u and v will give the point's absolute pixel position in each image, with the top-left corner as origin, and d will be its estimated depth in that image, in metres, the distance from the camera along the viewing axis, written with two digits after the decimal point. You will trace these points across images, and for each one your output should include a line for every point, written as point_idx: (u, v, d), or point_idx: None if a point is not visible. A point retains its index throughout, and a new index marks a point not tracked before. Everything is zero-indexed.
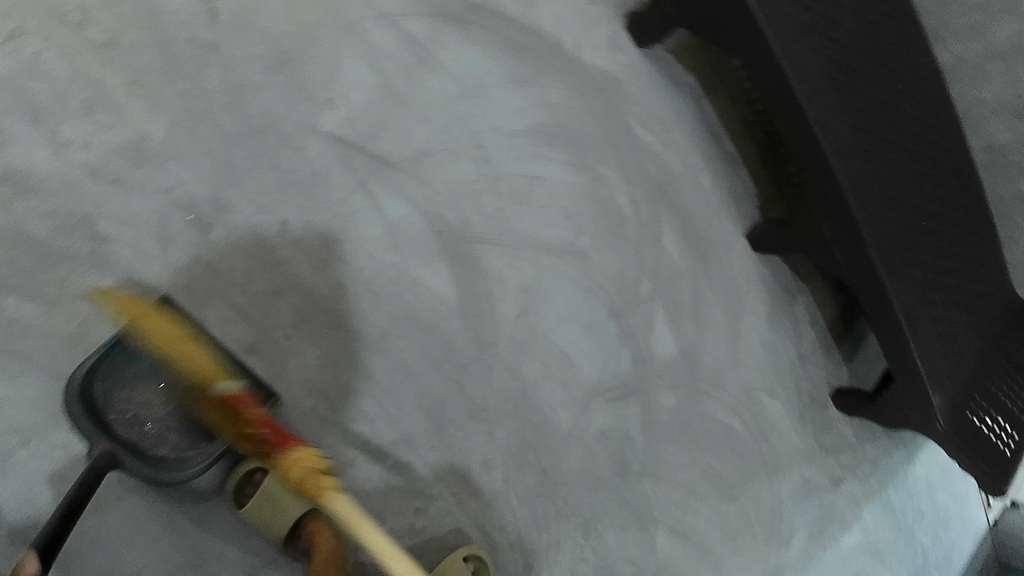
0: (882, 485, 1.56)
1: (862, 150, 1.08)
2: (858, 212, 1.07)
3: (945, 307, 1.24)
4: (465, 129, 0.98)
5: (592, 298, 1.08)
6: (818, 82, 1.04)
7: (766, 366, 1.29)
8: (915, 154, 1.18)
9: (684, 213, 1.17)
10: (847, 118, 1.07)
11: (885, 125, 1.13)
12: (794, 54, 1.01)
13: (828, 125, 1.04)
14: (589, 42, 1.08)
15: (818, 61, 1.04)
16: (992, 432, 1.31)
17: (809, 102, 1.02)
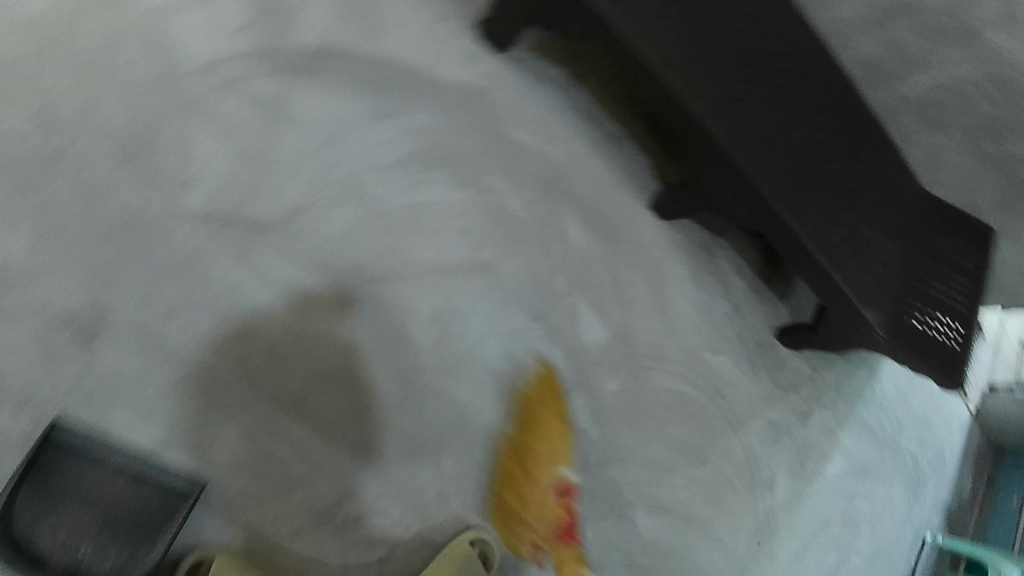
0: (849, 406, 1.61)
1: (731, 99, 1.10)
2: (744, 162, 1.09)
3: (856, 226, 1.27)
4: (338, 174, 0.97)
5: (509, 305, 1.09)
6: (671, 47, 1.05)
7: (701, 325, 1.33)
8: (786, 88, 1.20)
9: (582, 202, 1.18)
10: (709, 74, 1.09)
11: (748, 69, 1.15)
12: (637, 24, 1.01)
13: (691, 88, 1.05)
14: (445, 59, 1.07)
15: (666, 27, 1.05)
16: (935, 330, 1.34)
17: (667, 71, 1.03)
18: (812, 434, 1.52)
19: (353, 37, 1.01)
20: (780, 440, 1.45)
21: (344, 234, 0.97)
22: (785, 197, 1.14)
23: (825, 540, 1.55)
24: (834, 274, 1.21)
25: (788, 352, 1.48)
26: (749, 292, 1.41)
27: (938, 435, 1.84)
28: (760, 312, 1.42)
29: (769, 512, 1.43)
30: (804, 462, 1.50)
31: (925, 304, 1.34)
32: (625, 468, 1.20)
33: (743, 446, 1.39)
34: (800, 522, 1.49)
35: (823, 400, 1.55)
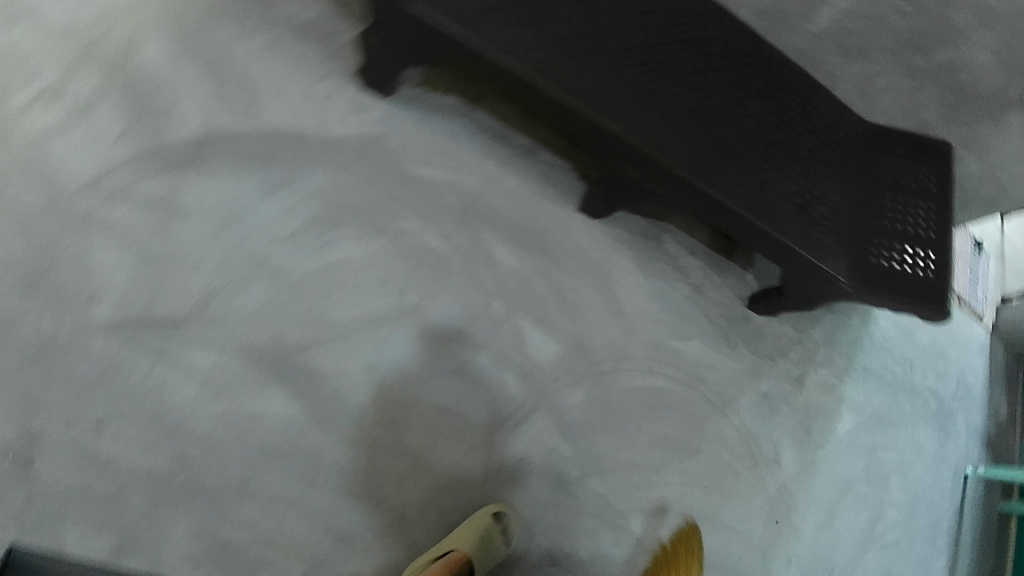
0: (847, 358, 1.55)
1: (624, 88, 1.07)
2: (650, 148, 1.07)
3: (792, 180, 1.23)
4: (240, 255, 0.99)
5: (447, 340, 1.08)
6: (548, 51, 1.02)
7: (661, 314, 1.29)
8: (682, 59, 1.17)
9: (504, 221, 1.16)
10: (595, 68, 1.06)
11: (636, 51, 1.12)
12: (504, 38, 0.99)
13: (578, 88, 1.03)
14: (331, 116, 1.08)
15: (538, 32, 1.02)
16: (904, 264, 1.29)
17: (547, 78, 1.01)
18: (812, 396, 1.46)
19: (233, 118, 1.02)
20: (777, 410, 1.40)
21: (259, 312, 0.98)
22: (704, 172, 1.11)
23: (854, 501, 1.47)
24: (778, 234, 1.17)
25: (763, 320, 1.43)
26: (705, 269, 1.37)
27: (954, 363, 1.77)
28: (723, 286, 1.39)
29: (783, 486, 1.37)
30: (809, 427, 1.44)
31: (886, 239, 1.30)
32: (608, 478, 1.16)
33: (736, 426, 1.33)
34: (820, 489, 1.42)
35: (816, 359, 1.49)
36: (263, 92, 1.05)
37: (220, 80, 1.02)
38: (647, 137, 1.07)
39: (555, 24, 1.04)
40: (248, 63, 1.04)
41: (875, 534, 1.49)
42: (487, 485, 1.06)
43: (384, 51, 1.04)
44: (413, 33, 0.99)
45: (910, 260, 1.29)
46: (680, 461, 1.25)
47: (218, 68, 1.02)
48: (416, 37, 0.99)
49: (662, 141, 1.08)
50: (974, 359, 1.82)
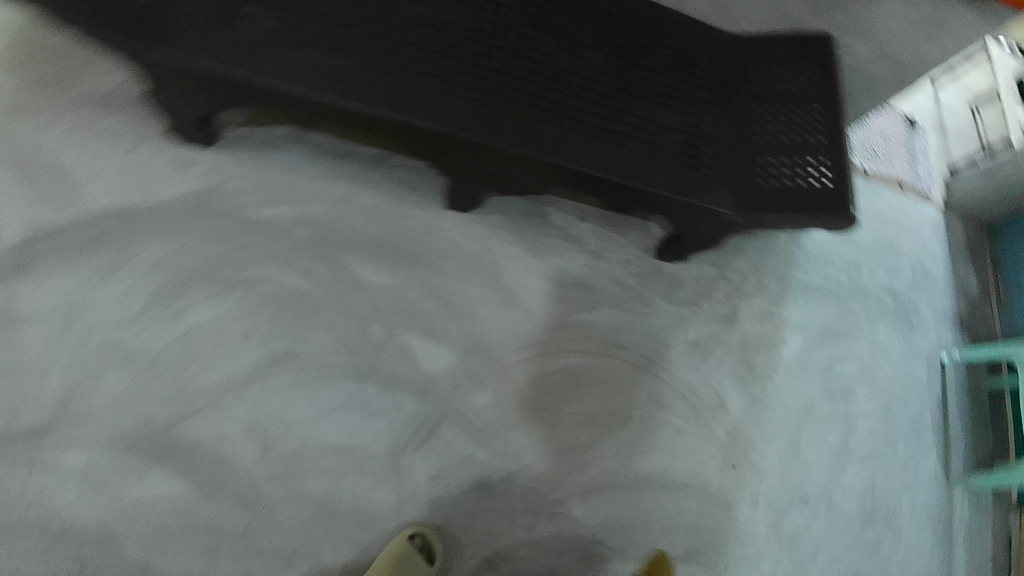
0: (781, 281, 1.48)
1: (432, 77, 0.97)
2: (487, 137, 0.98)
3: (659, 123, 1.14)
4: (89, 345, 0.98)
5: (328, 376, 1.05)
6: (340, 64, 0.92)
7: (560, 290, 1.24)
8: (504, 25, 1.06)
9: (365, 240, 1.12)
10: (402, 67, 0.96)
11: (446, 32, 1.01)
12: (280, 64, 0.89)
13: (387, 95, 0.94)
14: (156, 181, 1.05)
15: (318, 44, 0.92)
16: (800, 178, 1.19)
17: (348, 94, 0.91)
18: (747, 330, 1.41)
19: (56, 211, 1.00)
20: (710, 354, 1.34)
21: (122, 397, 0.98)
22: (554, 144, 1.02)
23: (818, 423, 1.42)
24: (654, 188, 1.09)
25: (677, 266, 1.37)
26: (600, 232, 1.32)
27: (904, 254, 1.69)
28: (624, 244, 1.33)
29: (734, 428, 1.31)
30: (750, 362, 1.38)
31: (778, 157, 1.21)
32: (533, 471, 1.13)
33: (669, 383, 1.28)
34: (777, 420, 1.37)
35: (744, 291, 1.43)
36: (77, 177, 1.02)
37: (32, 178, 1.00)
38: (471, 124, 0.97)
39: (337, 29, 0.94)
40: (57, 153, 1.02)
41: (849, 451, 1.43)
42: (401, 511, 1.04)
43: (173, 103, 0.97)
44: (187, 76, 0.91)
45: (811, 172, 1.19)
46: (612, 433, 1.20)
47: (28, 167, 1.01)
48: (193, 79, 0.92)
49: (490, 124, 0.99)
50: (927, 242, 1.75)
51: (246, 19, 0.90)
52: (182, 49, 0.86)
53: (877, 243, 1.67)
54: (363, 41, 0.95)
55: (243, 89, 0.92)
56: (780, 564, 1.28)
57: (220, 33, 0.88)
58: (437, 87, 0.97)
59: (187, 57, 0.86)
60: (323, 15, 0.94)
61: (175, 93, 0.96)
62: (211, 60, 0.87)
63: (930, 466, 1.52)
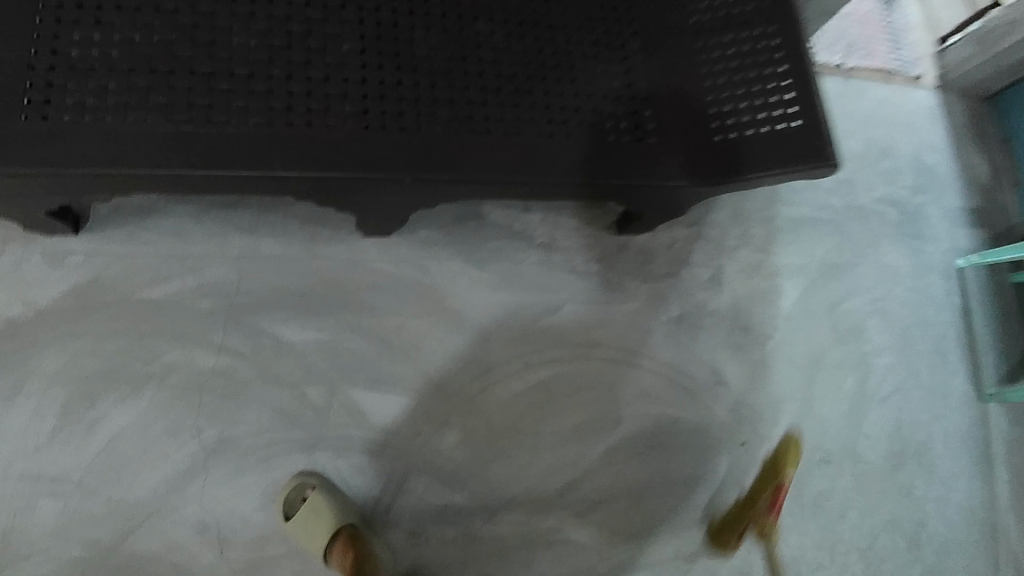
0: (766, 223, 1.33)
1: (293, 115, 0.83)
2: (366, 171, 0.84)
3: (573, 98, 0.98)
4: (6, 480, 0.89)
5: (272, 456, 0.96)
6: (172, 126, 0.79)
7: (513, 297, 1.12)
8: (361, 21, 0.90)
9: (284, 296, 1.01)
10: (245, 109, 0.82)
11: (300, 54, 0.86)
12: (108, 148, 0.77)
13: (240, 150, 0.80)
14: (32, 284, 0.94)
15: (150, 112, 0.79)
16: (764, 122, 1.00)
17: (188, 161, 0.78)
18: (736, 289, 1.26)
19: None
20: (697, 326, 1.21)
21: (60, 526, 0.89)
22: (451, 160, 0.88)
23: (832, 372, 1.30)
24: (581, 180, 0.94)
25: (645, 236, 1.22)
26: (549, 219, 1.18)
27: (902, 158, 1.51)
28: (577, 228, 1.19)
29: (736, 403, 1.20)
30: (744, 324, 1.25)
31: (730, 102, 1.02)
32: (520, 502, 1.04)
33: (654, 371, 1.16)
34: (785, 382, 1.25)
35: (727, 246, 1.28)
36: None
37: None
38: (348, 162, 0.83)
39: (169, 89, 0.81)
40: None
41: (868, 395, 1.31)
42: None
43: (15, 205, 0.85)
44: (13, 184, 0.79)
45: (774, 113, 1.00)
46: (603, 441, 1.11)
47: None
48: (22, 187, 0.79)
49: (372, 155, 0.85)
50: (926, 136, 1.55)
51: (44, 102, 0.77)
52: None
53: (871, 153, 1.49)
54: (202, 94, 0.81)
55: (69, 186, 0.80)
56: (805, 534, 1.21)
57: (18, 127, 0.76)
58: (300, 129, 0.83)
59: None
60: (150, 76, 0.81)
61: (5, 200, 0.83)
62: (17, 166, 0.75)
63: (962, 390, 1.39)
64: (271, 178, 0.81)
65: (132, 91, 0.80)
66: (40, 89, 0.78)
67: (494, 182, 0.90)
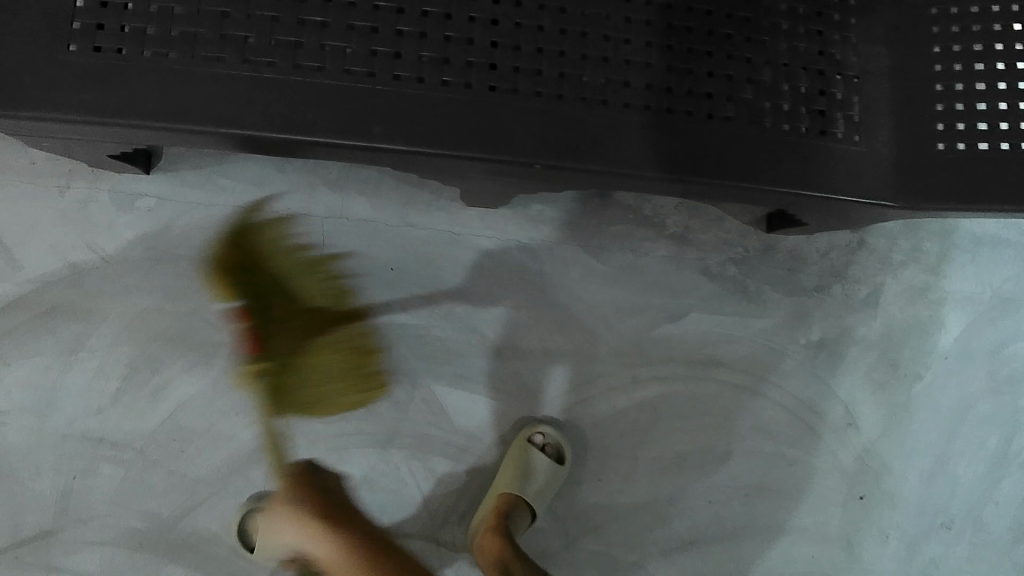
0: (942, 237, 1.07)
1: (403, 71, 0.66)
2: (488, 149, 0.66)
3: (758, 67, 0.75)
4: (72, 439, 0.83)
5: (344, 447, 0.87)
6: (251, 71, 0.64)
7: (633, 297, 0.94)
8: None
9: (372, 269, 0.88)
10: (342, 53, 0.66)
11: None
12: (181, 96, 0.64)
13: (337, 111, 0.64)
14: (98, 229, 0.84)
15: (232, 53, 0.65)
16: (1000, 139, 0.75)
17: (269, 119, 0.64)
18: (894, 315, 1.05)
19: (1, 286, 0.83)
20: (840, 356, 1.02)
21: (121, 493, 0.83)
22: (593, 146, 0.69)
23: (974, 427, 1.05)
24: (757, 185, 0.73)
25: (798, 239, 1.00)
26: (688, 205, 0.96)
27: None
28: (722, 220, 0.97)
29: (864, 451, 1.03)
30: (894, 358, 1.05)
31: (964, 98, 0.77)
32: (605, 533, 0.94)
33: (780, 403, 1.00)
34: (918, 432, 1.05)
35: (891, 262, 1.05)
36: (10, 240, 0.83)
37: None
38: (466, 138, 0.66)
39: (257, 24, 0.65)
40: None
41: (1011, 459, 1.05)
42: None
43: (78, 142, 0.73)
44: (74, 129, 0.68)
45: (1022, 126, 0.75)
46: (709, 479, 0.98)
47: None
48: (88, 132, 0.68)
49: (496, 130, 0.67)
50: None
51: (96, 27, 0.64)
52: (10, 100, 0.62)
53: None
54: (298, 32, 0.66)
55: (134, 135, 0.67)
56: None
57: (63, 57, 0.63)
58: (411, 88, 0.66)
59: (35, 108, 0.62)
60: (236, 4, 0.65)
61: (66, 138, 0.72)
62: (64, 109, 0.63)
63: None
64: (367, 148, 0.65)
65: (214, 24, 0.65)
66: (91, 9, 0.65)
67: (647, 178, 0.70)
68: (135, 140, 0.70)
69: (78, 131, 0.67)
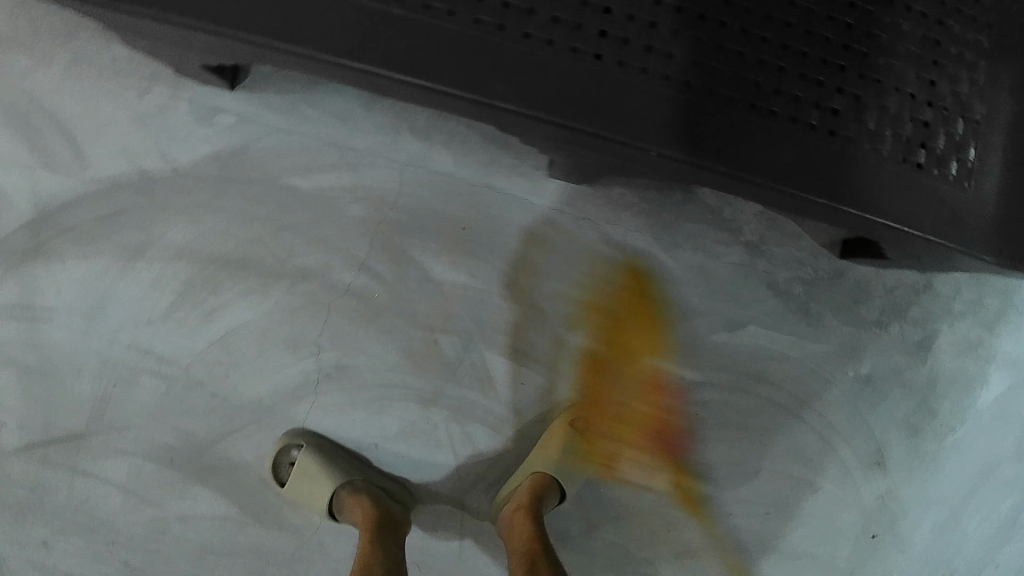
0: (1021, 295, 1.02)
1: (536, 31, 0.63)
2: (607, 127, 0.63)
3: (888, 91, 0.72)
4: (117, 347, 0.82)
5: (387, 399, 0.86)
6: (379, 3, 0.61)
7: (694, 299, 0.93)
8: None
9: (441, 225, 0.85)
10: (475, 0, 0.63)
11: None
12: (299, 15, 0.60)
13: (461, 59, 0.61)
14: (173, 137, 0.81)
15: None
16: None
17: (390, 57, 0.61)
18: (946, 364, 1.01)
19: (67, 181, 0.80)
20: (884, 394, 1.01)
21: (159, 407, 0.83)
22: (711, 143, 0.66)
23: (993, 489, 1.03)
24: (863, 213, 0.70)
25: (869, 269, 0.98)
26: (766, 216, 0.94)
27: None
28: (798, 237, 0.95)
29: (886, 492, 1.02)
30: (935, 408, 1.02)
31: None
32: (624, 526, 0.95)
33: (816, 429, 0.99)
34: (938, 483, 1.03)
35: (952, 311, 1.01)
36: (81, 133, 0.80)
37: (31, 137, 0.80)
38: (585, 112, 0.63)
39: None
40: (55, 98, 0.80)
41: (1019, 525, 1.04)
42: (462, 556, 0.89)
43: (174, 49, 0.71)
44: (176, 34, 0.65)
45: None
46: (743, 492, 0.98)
47: (28, 121, 0.80)
48: (190, 40, 0.66)
49: (617, 109, 0.64)
50: None
51: None
52: None
53: None
54: None
55: (235, 50, 0.64)
56: None
57: None
58: (541, 50, 0.63)
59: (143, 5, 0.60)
60: None
61: (157, 40, 0.69)
62: (173, 11, 0.60)
63: None
64: (484, 104, 0.62)
65: None
66: None
67: (758, 185, 0.68)
68: (235, 55, 0.68)
69: (179, 35, 0.64)
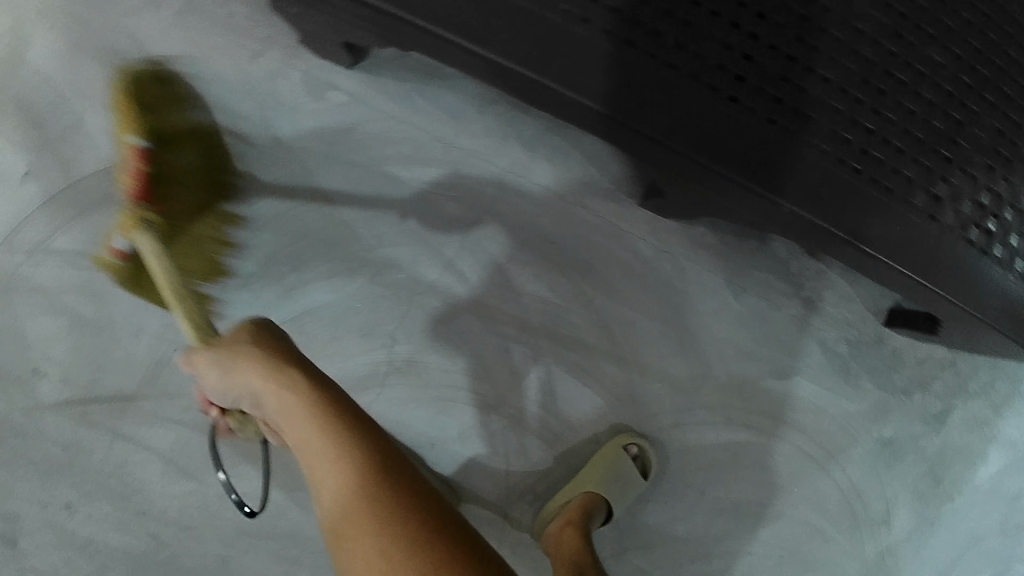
0: None
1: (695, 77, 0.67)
2: (742, 175, 0.68)
3: (981, 188, 0.76)
4: None
5: (447, 402, 0.86)
6: (566, 25, 0.64)
7: (753, 343, 0.96)
8: None
9: (530, 235, 0.86)
10: (654, 36, 0.66)
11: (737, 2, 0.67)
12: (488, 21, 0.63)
13: (627, 89, 0.65)
14: (280, 106, 0.80)
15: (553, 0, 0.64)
16: None
17: (565, 77, 0.64)
18: (960, 437, 1.07)
19: None
20: (902, 456, 1.05)
21: None
22: (826, 206, 0.70)
23: (979, 559, 1.08)
24: (944, 292, 0.75)
25: (906, 338, 1.03)
26: (827, 275, 0.98)
27: None
28: (852, 298, 0.99)
29: (886, 549, 1.05)
30: (939, 475, 1.06)
31: None
32: (651, 551, 0.97)
33: (837, 482, 1.02)
34: (931, 547, 1.07)
35: (968, 387, 1.07)
36: None
37: None
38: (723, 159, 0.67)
39: None
40: (163, 47, 0.78)
41: None
42: None
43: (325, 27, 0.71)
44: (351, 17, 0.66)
45: None
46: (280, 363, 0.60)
47: (132, 66, 0.77)
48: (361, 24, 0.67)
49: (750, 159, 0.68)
50: None
51: None
52: None
53: None
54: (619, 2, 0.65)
55: (408, 41, 0.66)
56: None
57: None
58: (696, 94, 0.67)
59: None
60: None
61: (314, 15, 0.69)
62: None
63: None
64: (637, 134, 0.66)
65: None
66: None
67: (857, 250, 0.73)
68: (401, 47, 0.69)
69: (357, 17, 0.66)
